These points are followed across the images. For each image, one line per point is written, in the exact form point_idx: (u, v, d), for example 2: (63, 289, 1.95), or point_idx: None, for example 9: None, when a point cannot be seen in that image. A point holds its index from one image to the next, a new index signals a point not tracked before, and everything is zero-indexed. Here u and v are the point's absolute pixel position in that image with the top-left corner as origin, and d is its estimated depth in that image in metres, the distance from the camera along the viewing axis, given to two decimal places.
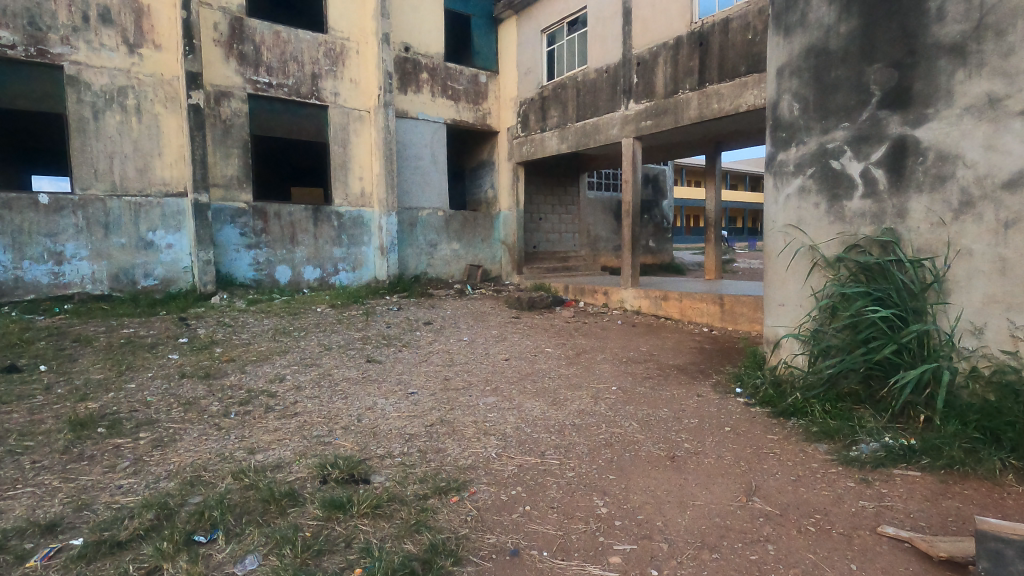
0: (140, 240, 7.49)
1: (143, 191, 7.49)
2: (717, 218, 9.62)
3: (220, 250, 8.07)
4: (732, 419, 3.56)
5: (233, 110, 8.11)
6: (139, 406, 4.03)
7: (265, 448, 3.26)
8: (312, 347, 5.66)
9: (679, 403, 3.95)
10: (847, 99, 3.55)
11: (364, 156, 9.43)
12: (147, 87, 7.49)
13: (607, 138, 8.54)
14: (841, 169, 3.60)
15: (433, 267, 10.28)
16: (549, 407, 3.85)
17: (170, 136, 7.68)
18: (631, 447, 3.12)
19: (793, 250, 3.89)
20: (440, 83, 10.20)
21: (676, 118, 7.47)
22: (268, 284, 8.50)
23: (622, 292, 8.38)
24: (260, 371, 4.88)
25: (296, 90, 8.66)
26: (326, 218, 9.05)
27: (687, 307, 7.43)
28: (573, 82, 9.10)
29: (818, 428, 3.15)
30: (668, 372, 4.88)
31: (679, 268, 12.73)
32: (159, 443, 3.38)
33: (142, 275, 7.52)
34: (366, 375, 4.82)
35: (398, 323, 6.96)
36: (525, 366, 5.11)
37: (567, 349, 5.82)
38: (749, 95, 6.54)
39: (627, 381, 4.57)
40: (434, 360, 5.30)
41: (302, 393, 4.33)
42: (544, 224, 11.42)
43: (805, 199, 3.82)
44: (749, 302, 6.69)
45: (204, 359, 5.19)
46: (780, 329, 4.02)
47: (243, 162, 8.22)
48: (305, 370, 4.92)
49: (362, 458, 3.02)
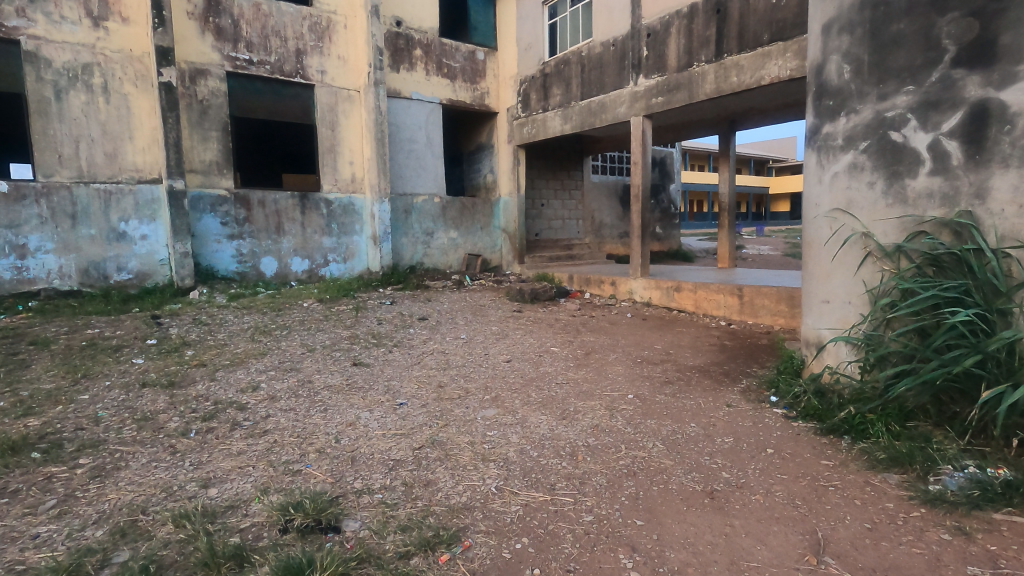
0: (111, 231, 6.92)
1: (113, 178, 6.91)
2: (732, 203, 9.02)
3: (200, 240, 7.52)
4: (774, 438, 3.04)
5: (211, 90, 7.51)
6: (87, 424, 3.51)
7: (222, 480, 2.75)
8: (293, 348, 5.14)
9: (706, 416, 3.42)
10: (913, 57, 2.97)
11: (355, 139, 8.83)
12: (115, 65, 6.88)
13: (614, 117, 7.93)
14: (903, 142, 3.03)
15: (430, 257, 9.72)
16: (557, 423, 3.33)
17: (142, 118, 7.07)
18: (659, 479, 2.59)
19: (841, 239, 3.33)
20: (435, 60, 9.56)
21: (690, 94, 6.86)
22: (252, 278, 7.96)
23: (631, 282, 7.82)
24: (232, 377, 4.35)
25: (279, 68, 8.05)
26: (315, 206, 8.48)
27: (702, 299, 6.89)
28: (577, 57, 8.47)
29: (886, 453, 2.62)
30: (690, 376, 4.34)
31: (688, 255, 12.17)
32: (99, 474, 2.86)
33: (114, 269, 6.96)
34: (351, 382, 4.27)
35: (390, 319, 6.42)
36: (529, 369, 4.58)
37: (575, 349, 5.27)
38: (773, 66, 5.96)
39: (645, 389, 4.02)
40: (429, 363, 4.76)
41: (276, 406, 3.80)
42: (547, 210, 10.83)
43: (857, 178, 3.25)
44: (771, 295, 6.17)
45: (172, 363, 4.65)
46: (823, 330, 3.48)
47: (222, 146, 7.64)
48: (283, 376, 4.38)
49: (334, 496, 2.50)
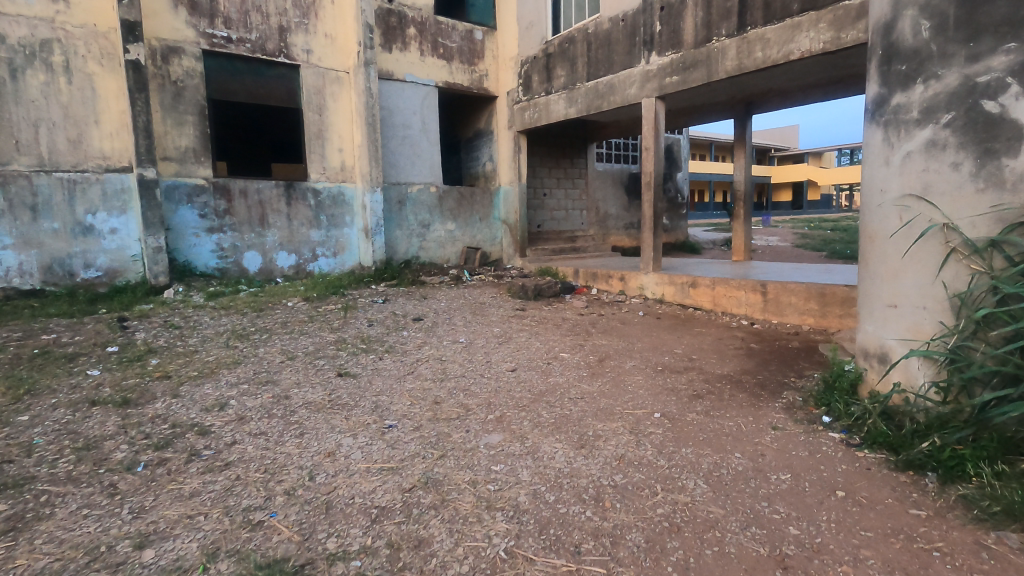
0: (77, 224, 6.33)
1: (77, 166, 6.30)
2: (748, 192, 8.45)
3: (176, 234, 6.93)
4: (842, 476, 2.50)
5: (185, 70, 6.89)
6: (15, 455, 2.95)
7: (163, 537, 2.21)
8: (271, 356, 4.58)
9: (751, 444, 2.88)
10: (1016, 4, 2.38)
11: (344, 124, 8.23)
12: (78, 41, 6.25)
13: (623, 99, 7.33)
14: (1000, 113, 2.45)
15: (426, 251, 9.15)
16: (575, 454, 2.79)
17: (109, 100, 6.45)
18: (711, 538, 2.05)
19: (915, 231, 2.78)
20: (430, 40, 8.94)
21: (709, 72, 6.26)
22: (235, 274, 7.39)
23: (642, 277, 7.26)
24: (198, 393, 3.79)
25: (260, 47, 7.42)
26: (302, 196, 7.89)
27: (721, 296, 6.35)
28: (583, 35, 7.87)
29: (998, 503, 2.08)
30: (722, 389, 3.80)
31: (695, 247, 11.63)
32: (12, 528, 2.31)
33: (81, 267, 6.38)
34: (333, 398, 3.71)
35: (382, 320, 5.85)
36: (537, 381, 4.03)
37: (586, 355, 4.71)
38: (804, 39, 5.38)
39: (672, 406, 3.47)
40: (424, 374, 4.21)
41: (244, 429, 3.25)
42: (549, 201, 10.25)
43: (936, 158, 2.68)
44: (799, 291, 5.64)
45: (131, 376, 4.09)
46: (889, 339, 2.94)
47: (199, 131, 7.03)
48: (257, 392, 3.82)
49: (298, 566, 1.96)
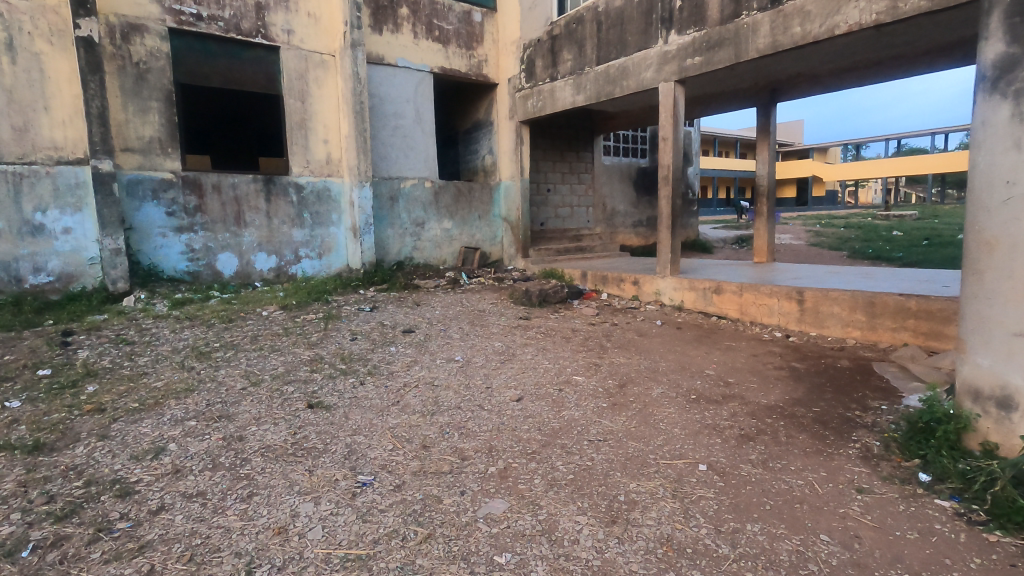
0: (25, 223, 5.61)
1: (24, 158, 5.57)
2: (772, 187, 7.70)
3: (140, 234, 6.22)
4: None
5: (148, 50, 6.15)
6: None
7: None
8: (231, 381, 3.86)
9: (837, 518, 2.18)
10: None
11: (330, 112, 7.50)
12: (22, 15, 5.50)
13: (638, 84, 6.60)
14: None
15: (420, 251, 8.44)
16: (606, 537, 2.08)
17: (60, 83, 5.72)
18: None
19: None
20: (424, 21, 8.20)
21: (737, 52, 5.53)
22: (207, 278, 6.69)
23: (658, 281, 6.56)
24: (132, 433, 3.08)
25: (235, 26, 6.67)
26: (283, 192, 7.17)
27: (749, 303, 5.64)
28: (592, 14, 7.15)
29: None
30: (776, 428, 3.09)
31: (707, 246, 10.92)
32: None
33: (30, 271, 5.66)
34: (298, 441, 3.00)
35: (367, 332, 5.14)
36: (548, 415, 3.32)
37: (604, 379, 3.98)
38: (853, 10, 4.65)
39: (721, 455, 2.77)
40: (412, 406, 3.48)
41: (178, 488, 2.55)
42: (553, 197, 9.53)
43: None
44: (843, 300, 4.92)
45: (56, 410, 3.36)
46: (1016, 380, 2.25)
47: (166, 120, 6.31)
48: (205, 431, 3.11)
49: None
